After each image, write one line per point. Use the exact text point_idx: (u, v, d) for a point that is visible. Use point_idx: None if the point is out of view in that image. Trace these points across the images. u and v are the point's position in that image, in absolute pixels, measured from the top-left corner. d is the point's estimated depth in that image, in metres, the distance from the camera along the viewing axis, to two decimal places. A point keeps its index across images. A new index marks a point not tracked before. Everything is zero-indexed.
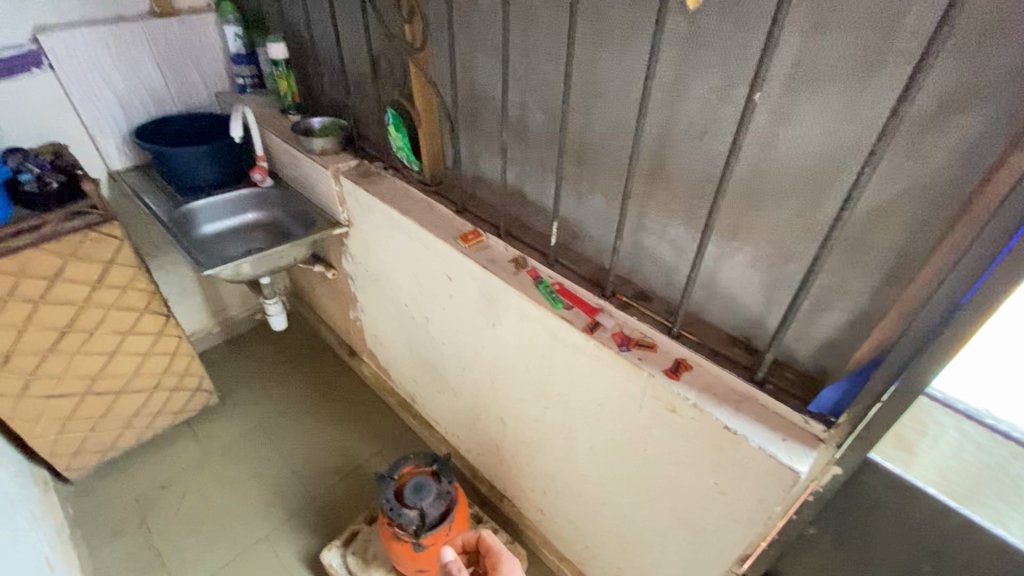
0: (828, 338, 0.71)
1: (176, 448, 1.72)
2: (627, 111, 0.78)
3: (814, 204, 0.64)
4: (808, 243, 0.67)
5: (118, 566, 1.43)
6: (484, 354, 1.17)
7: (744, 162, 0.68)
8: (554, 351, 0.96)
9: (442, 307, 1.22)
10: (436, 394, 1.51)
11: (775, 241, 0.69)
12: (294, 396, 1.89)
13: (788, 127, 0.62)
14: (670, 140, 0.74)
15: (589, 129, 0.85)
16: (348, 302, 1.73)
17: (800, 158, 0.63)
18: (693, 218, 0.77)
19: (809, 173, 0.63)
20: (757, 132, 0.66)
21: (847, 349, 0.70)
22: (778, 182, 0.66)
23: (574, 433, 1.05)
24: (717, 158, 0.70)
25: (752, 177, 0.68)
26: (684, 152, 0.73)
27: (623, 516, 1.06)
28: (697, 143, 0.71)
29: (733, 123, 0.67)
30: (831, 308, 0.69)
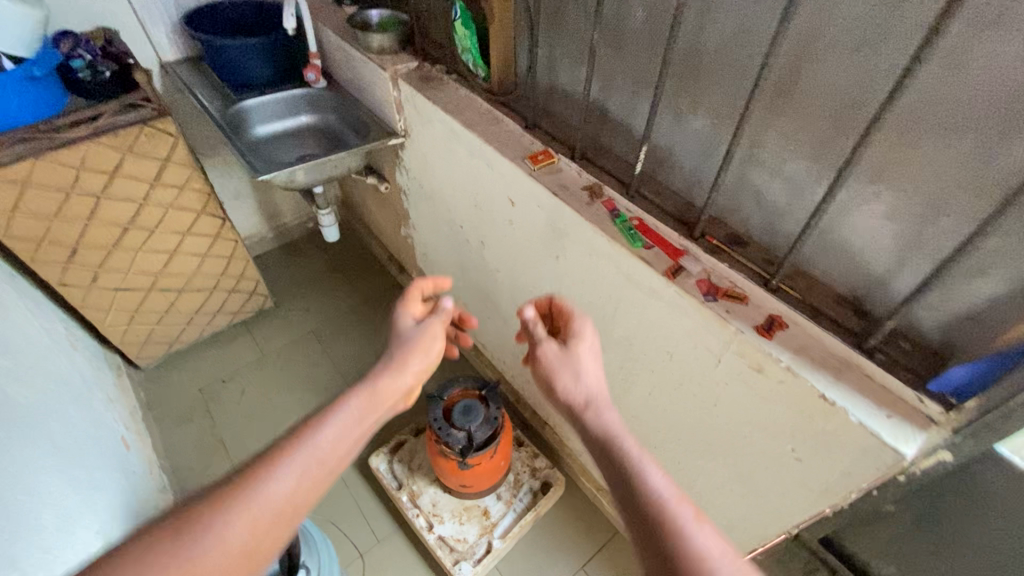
0: (967, 310, 0.61)
1: (234, 346, 1.80)
2: (759, 9, 0.63)
3: (996, 147, 0.51)
4: (975, 197, 0.54)
5: (187, 448, 1.55)
6: (543, 286, 1.11)
7: (913, 86, 0.54)
8: (625, 292, 0.88)
9: (501, 233, 1.15)
10: (485, 318, 1.49)
11: (930, 189, 0.57)
12: (344, 307, 1.91)
13: (991, 41, 0.48)
14: (812, 51, 0.60)
15: (705, 34, 0.71)
16: (399, 217, 1.67)
17: (996, 84, 0.49)
18: (821, 155, 0.64)
19: (1001, 105, 0.49)
20: (941, 52, 0.51)
21: (989, 325, 0.59)
22: (953, 115, 0.52)
23: (633, 377, 1.00)
24: (873, 85, 0.56)
25: (920, 110, 0.55)
26: (827, 68, 0.60)
27: (674, 462, 1.03)
28: (849, 58, 0.57)
29: (910, 40, 0.52)
30: (982, 278, 0.58)
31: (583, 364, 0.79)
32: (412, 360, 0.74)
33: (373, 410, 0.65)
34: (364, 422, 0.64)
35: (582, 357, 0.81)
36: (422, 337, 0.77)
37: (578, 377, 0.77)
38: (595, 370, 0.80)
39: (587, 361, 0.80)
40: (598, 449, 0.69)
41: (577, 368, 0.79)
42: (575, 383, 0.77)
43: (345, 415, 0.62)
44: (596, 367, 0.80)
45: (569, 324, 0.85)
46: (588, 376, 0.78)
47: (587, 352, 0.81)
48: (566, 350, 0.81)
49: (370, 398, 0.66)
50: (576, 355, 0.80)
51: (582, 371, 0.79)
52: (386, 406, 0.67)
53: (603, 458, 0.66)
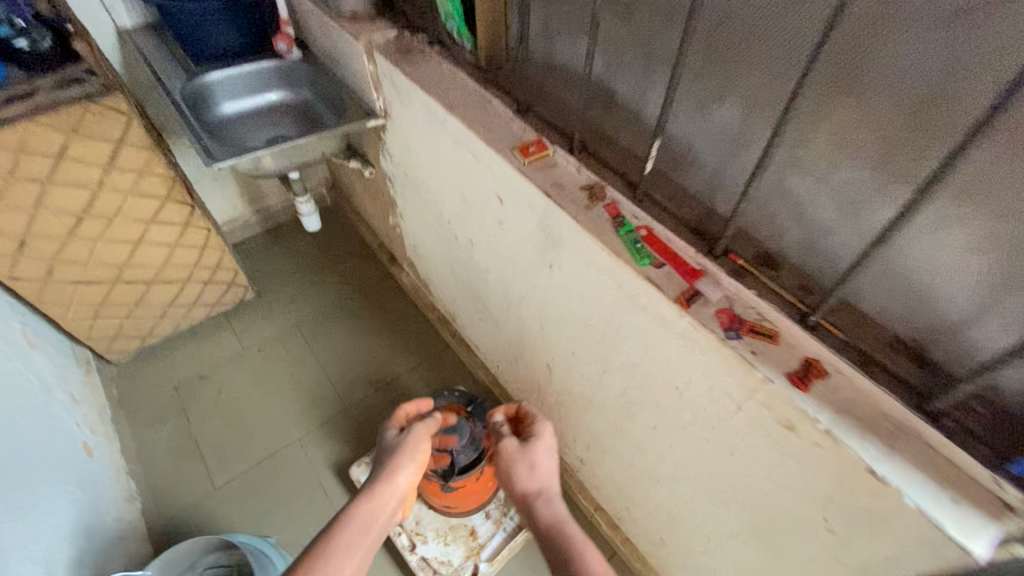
0: None
1: (213, 340, 1.69)
2: None
3: None
4: None
5: (159, 451, 1.46)
6: (537, 295, 0.97)
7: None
8: (629, 314, 0.73)
9: (490, 232, 1.00)
10: (476, 320, 1.35)
11: None
12: (330, 299, 1.79)
13: None
14: (888, 22, 0.45)
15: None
16: (386, 204, 1.53)
17: None
18: (893, 156, 0.49)
19: None
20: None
21: None
22: None
23: (636, 407, 0.86)
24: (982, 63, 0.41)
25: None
26: (905, 47, 0.44)
27: (681, 501, 0.90)
28: (941, 34, 0.42)
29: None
30: None
31: (540, 459, 0.83)
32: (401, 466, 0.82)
33: (378, 517, 0.75)
34: (373, 531, 0.73)
35: (541, 451, 0.84)
36: (410, 443, 0.86)
37: (534, 473, 0.82)
38: (551, 467, 0.84)
39: (544, 456, 0.84)
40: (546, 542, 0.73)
41: (534, 464, 0.83)
42: (531, 482, 0.81)
43: (352, 532, 0.71)
44: (551, 464, 0.84)
45: (530, 422, 0.91)
46: (542, 470, 0.82)
47: (544, 448, 0.85)
48: (525, 445, 0.85)
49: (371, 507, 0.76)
50: (533, 450, 0.84)
51: (538, 468, 0.83)
52: (388, 512, 0.77)
53: (548, 553, 0.70)
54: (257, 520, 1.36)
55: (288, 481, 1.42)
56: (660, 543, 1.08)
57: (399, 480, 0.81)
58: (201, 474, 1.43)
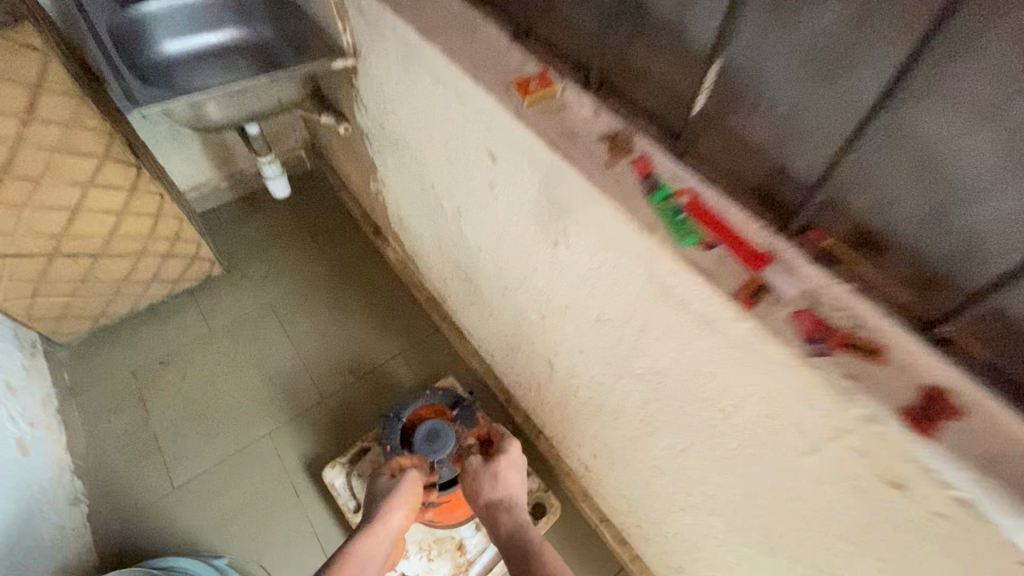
0: None
1: (176, 320, 1.51)
2: None
3: None
4: None
5: (113, 444, 1.30)
6: (537, 278, 0.77)
7: None
8: (662, 308, 0.54)
9: (481, 198, 0.80)
10: (468, 303, 1.17)
11: None
12: (308, 274, 1.59)
13: None
14: None
15: None
16: (365, 167, 1.32)
17: None
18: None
19: None
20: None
21: None
22: None
23: (661, 423, 0.68)
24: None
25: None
26: None
27: (711, 535, 0.73)
28: None
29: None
30: None
31: (508, 471, 0.89)
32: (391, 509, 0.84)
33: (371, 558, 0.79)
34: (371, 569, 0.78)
35: (512, 464, 0.90)
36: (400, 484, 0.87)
37: (499, 485, 0.87)
38: (516, 479, 0.89)
39: (514, 469, 0.90)
40: (506, 549, 0.79)
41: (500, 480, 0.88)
42: (497, 495, 0.86)
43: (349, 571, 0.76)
44: (516, 480, 0.89)
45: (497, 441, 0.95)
46: (508, 482, 0.88)
47: (509, 464, 0.90)
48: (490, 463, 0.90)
49: (365, 548, 0.79)
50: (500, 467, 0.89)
51: (503, 479, 0.88)
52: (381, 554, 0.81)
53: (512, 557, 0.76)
54: (221, 524, 1.21)
55: (256, 480, 1.26)
56: (678, 569, 0.92)
57: (391, 519, 0.83)
58: (159, 472, 1.27)
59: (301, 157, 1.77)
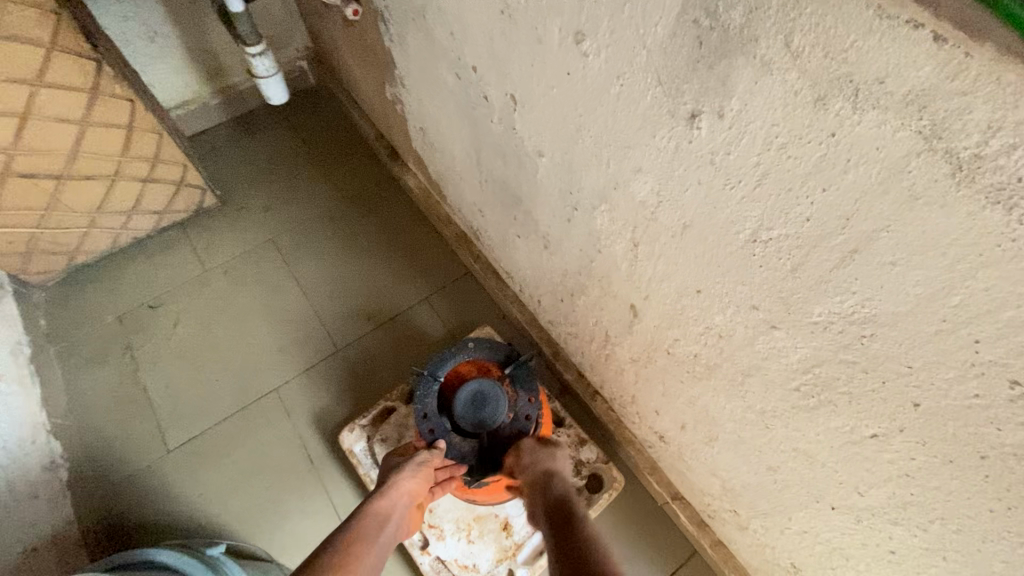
0: None
1: (167, 258, 1.30)
2: None
3: None
4: None
5: (99, 400, 1.13)
6: (640, 185, 0.53)
7: None
8: (950, 202, 0.29)
9: (557, 68, 0.54)
10: (513, 236, 0.93)
11: None
12: (316, 206, 1.35)
13: None
14: None
15: None
16: (380, 67, 1.05)
17: None
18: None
19: None
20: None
21: None
22: None
23: (844, 397, 0.45)
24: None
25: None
26: None
27: (883, 549, 0.52)
28: None
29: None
30: None
31: (556, 455, 0.72)
32: (401, 477, 0.69)
33: (383, 528, 0.62)
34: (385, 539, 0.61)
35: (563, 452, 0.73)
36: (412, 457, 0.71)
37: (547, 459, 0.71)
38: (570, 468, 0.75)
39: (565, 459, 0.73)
40: (556, 519, 0.61)
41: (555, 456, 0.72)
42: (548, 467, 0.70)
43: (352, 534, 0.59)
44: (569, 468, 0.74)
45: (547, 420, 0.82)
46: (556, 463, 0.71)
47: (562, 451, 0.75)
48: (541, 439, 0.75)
49: (374, 519, 0.62)
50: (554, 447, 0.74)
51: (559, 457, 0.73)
52: (393, 528, 0.63)
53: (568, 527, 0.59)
54: (224, 492, 1.05)
55: (263, 443, 1.09)
56: (789, 571, 0.72)
57: (402, 489, 0.67)
58: (152, 432, 1.10)
59: (303, 69, 1.49)
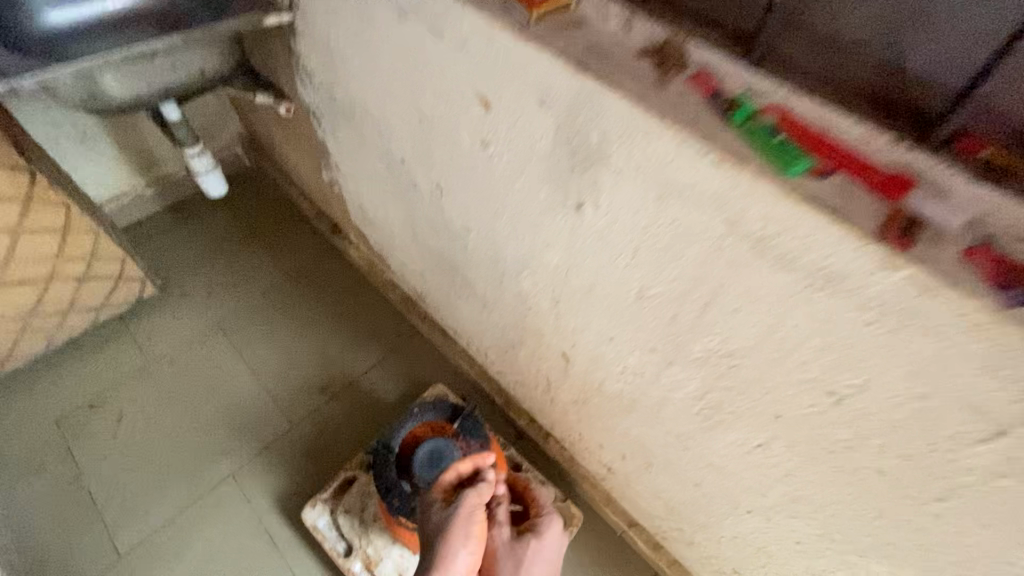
0: None
1: (106, 354, 1.27)
2: None
3: None
4: None
5: (40, 513, 1.08)
6: (551, 255, 0.62)
7: None
8: (751, 267, 0.40)
9: (472, 166, 0.64)
10: (455, 298, 1.01)
11: None
12: (260, 285, 1.38)
13: None
14: None
15: None
16: (315, 154, 1.13)
17: None
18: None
19: None
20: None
21: None
22: None
23: (731, 416, 0.55)
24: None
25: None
26: None
27: (793, 541, 0.61)
28: None
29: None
30: None
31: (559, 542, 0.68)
32: (457, 549, 0.58)
33: None
34: None
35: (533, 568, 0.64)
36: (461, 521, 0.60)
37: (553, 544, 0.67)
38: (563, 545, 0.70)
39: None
40: None
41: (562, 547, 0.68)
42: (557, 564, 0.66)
43: None
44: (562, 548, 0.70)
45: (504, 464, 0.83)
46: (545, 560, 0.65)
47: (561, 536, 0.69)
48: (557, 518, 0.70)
49: None
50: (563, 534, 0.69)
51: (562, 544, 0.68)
52: None
53: None
54: None
55: (223, 532, 1.07)
56: None
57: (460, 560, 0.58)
58: (100, 539, 1.06)
59: (237, 155, 1.54)
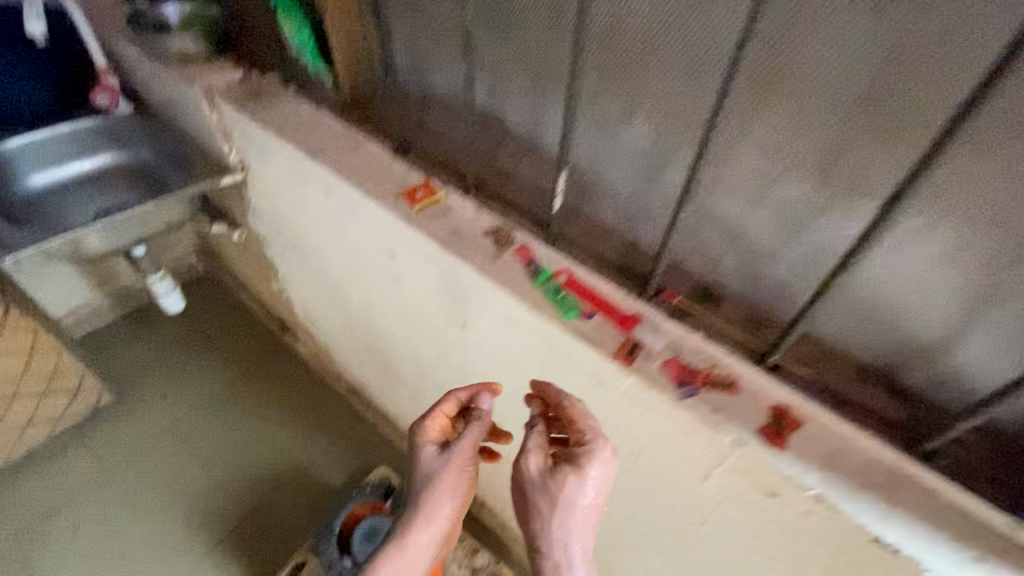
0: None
1: (62, 463, 1.34)
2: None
3: None
4: None
5: None
6: (452, 358, 0.81)
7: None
8: (563, 374, 0.61)
9: (388, 293, 0.84)
10: (390, 388, 1.16)
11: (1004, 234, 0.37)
12: (214, 385, 1.49)
13: None
14: (796, 32, 0.39)
15: (623, 19, 0.48)
16: (265, 268, 1.31)
17: None
18: (883, 144, 0.39)
19: None
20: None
21: None
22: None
23: None
24: (991, 8, 0.32)
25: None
26: (825, 43, 0.38)
27: None
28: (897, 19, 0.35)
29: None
30: None
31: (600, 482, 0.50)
32: (441, 499, 0.56)
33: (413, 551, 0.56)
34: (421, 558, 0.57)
35: (566, 512, 0.49)
36: (443, 472, 0.56)
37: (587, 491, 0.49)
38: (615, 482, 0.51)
39: (573, 518, 0.49)
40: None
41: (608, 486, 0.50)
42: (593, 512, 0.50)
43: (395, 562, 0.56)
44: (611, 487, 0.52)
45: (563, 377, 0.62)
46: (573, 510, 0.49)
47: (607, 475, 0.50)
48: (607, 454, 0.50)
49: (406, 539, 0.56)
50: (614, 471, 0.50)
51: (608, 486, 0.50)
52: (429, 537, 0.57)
53: None
54: None
55: None
56: None
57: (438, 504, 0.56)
58: None
59: (192, 263, 1.70)
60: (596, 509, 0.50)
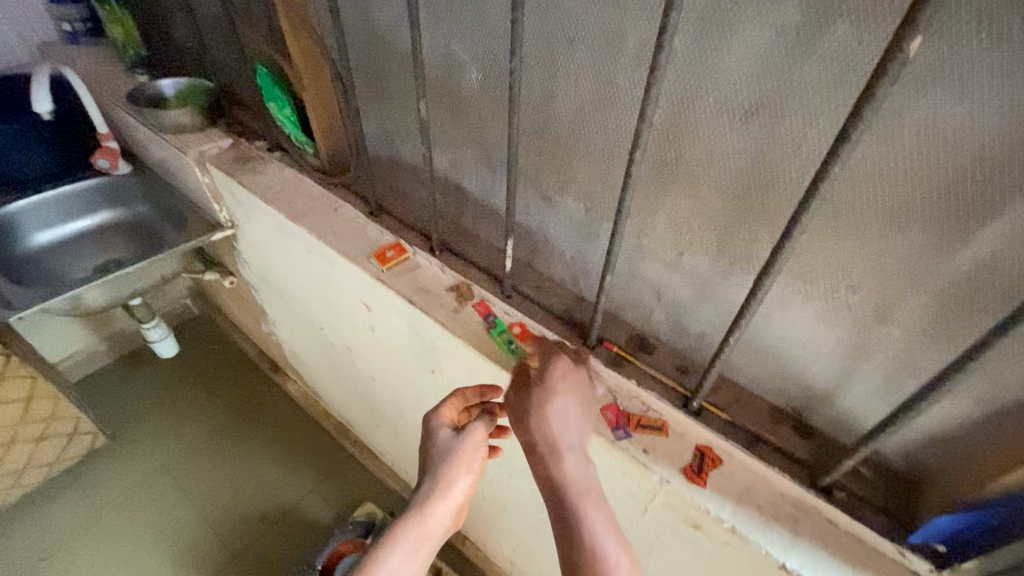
0: (912, 433, 0.48)
1: (56, 507, 1.37)
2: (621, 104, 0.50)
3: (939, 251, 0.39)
4: (913, 303, 0.42)
5: None
6: (426, 400, 0.87)
7: (856, 158, 0.39)
8: None
9: (366, 341, 0.90)
10: (373, 427, 1.22)
11: (862, 302, 0.45)
12: (205, 425, 1.53)
13: (909, 133, 0.37)
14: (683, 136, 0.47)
15: (552, 115, 0.56)
16: (255, 312, 1.37)
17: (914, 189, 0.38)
18: (743, 227, 0.48)
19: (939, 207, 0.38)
20: (909, 76, 0.35)
21: (955, 449, 0.46)
22: (881, 211, 0.40)
23: None
24: (812, 126, 0.40)
25: (905, 161, 0.38)
26: (706, 145, 0.46)
27: None
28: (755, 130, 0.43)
29: (875, 58, 0.36)
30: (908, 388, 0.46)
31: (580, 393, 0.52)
32: (459, 478, 0.57)
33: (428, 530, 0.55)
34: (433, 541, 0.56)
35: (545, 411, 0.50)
36: (462, 451, 0.57)
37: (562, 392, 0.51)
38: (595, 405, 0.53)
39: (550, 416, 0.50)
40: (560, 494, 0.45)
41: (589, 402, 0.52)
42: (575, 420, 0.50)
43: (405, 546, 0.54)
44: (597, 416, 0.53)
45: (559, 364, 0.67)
46: (552, 410, 0.50)
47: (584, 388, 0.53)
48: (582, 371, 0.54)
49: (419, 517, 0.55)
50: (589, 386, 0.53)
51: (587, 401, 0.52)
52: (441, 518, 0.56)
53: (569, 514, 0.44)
54: None
55: None
56: None
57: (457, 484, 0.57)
58: None
59: (186, 305, 1.77)
60: (578, 420, 0.51)
